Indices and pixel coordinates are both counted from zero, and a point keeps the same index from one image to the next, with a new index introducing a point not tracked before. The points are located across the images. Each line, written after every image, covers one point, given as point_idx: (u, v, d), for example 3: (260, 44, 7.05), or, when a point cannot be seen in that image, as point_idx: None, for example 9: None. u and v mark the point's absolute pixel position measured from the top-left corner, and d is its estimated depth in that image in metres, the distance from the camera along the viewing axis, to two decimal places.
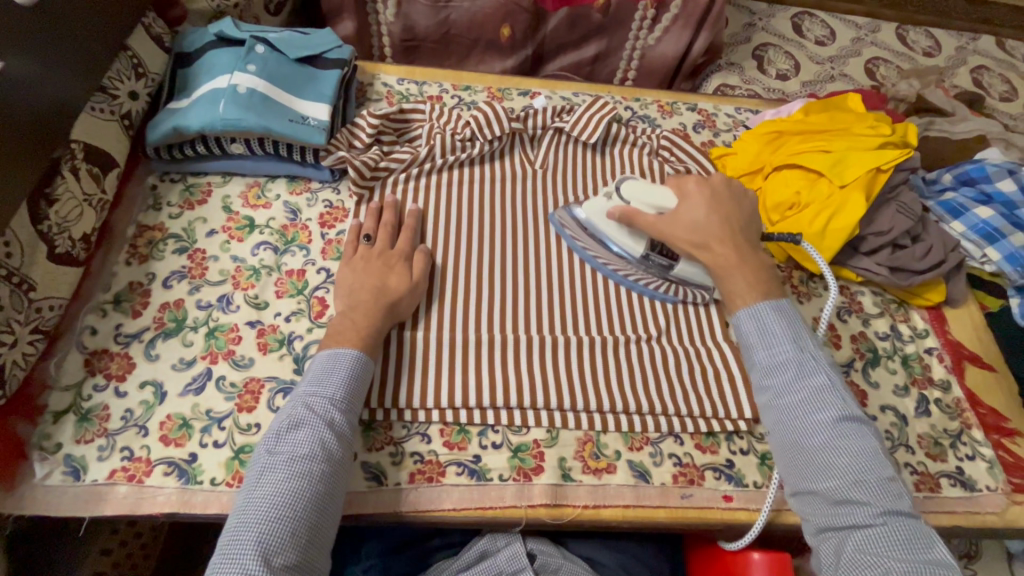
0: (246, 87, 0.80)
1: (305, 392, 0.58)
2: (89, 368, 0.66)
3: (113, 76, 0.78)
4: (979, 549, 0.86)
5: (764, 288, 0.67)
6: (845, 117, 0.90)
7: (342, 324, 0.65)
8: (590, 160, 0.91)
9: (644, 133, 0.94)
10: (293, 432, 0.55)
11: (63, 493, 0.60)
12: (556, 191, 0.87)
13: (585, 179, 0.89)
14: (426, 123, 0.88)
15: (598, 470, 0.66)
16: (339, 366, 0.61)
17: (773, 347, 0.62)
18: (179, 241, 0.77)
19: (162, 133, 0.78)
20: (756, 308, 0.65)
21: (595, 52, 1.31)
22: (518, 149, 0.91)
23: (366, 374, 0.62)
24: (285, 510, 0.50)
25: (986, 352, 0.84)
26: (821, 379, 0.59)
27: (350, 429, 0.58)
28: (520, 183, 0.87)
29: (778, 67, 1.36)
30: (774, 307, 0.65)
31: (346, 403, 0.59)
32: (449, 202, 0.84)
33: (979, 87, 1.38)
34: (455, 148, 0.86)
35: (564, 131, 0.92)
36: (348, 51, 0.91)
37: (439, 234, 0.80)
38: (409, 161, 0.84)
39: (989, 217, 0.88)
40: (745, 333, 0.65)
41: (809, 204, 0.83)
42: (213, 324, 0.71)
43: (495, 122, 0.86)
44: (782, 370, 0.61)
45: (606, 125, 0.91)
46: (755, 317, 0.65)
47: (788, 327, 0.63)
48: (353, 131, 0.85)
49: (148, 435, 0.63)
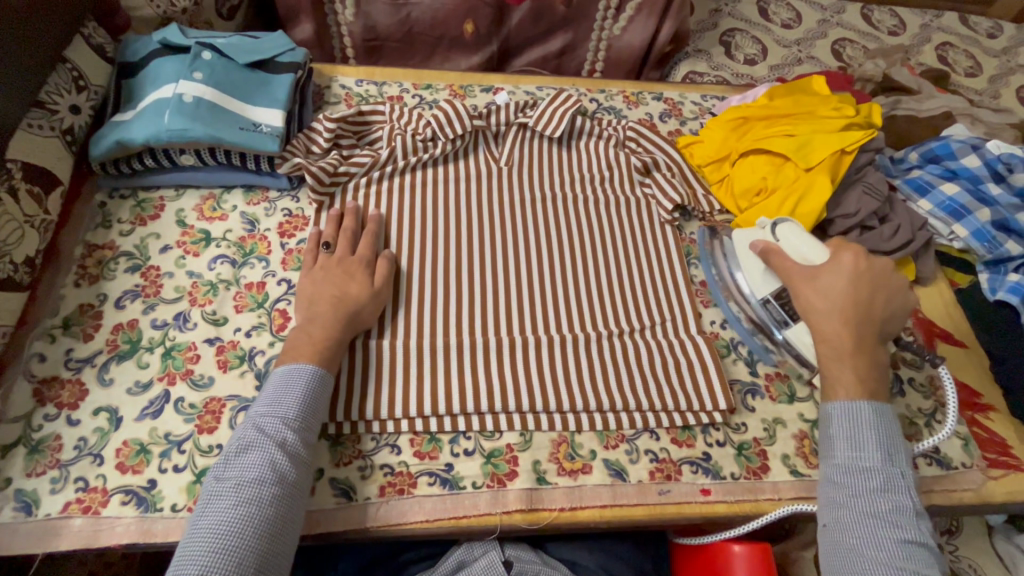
0: (192, 96, 0.77)
1: (259, 412, 0.57)
2: (39, 398, 0.63)
3: (52, 90, 0.74)
4: (959, 525, 0.86)
5: (871, 386, 0.63)
6: (810, 99, 0.90)
7: (301, 338, 0.63)
8: (556, 156, 0.90)
9: (611, 124, 0.93)
10: (242, 456, 0.53)
11: (13, 531, 0.57)
12: (523, 188, 0.85)
13: (552, 174, 0.88)
14: (386, 125, 0.86)
15: (574, 471, 0.65)
16: (296, 381, 0.59)
17: (862, 451, 0.59)
18: (132, 259, 0.74)
19: (106, 148, 0.75)
20: (856, 406, 0.61)
21: (561, 46, 1.30)
22: (482, 148, 0.89)
23: (324, 389, 0.60)
24: (232, 538, 0.48)
25: (957, 329, 0.84)
26: (905, 501, 0.56)
27: (305, 448, 0.56)
28: (484, 179, 0.86)
29: (746, 52, 1.36)
30: (874, 410, 0.61)
31: (301, 421, 0.57)
32: (412, 208, 0.81)
33: (944, 64, 1.39)
34: (419, 150, 0.84)
35: (529, 127, 0.91)
36: (302, 53, 0.89)
37: (402, 238, 0.78)
38: (371, 165, 0.82)
39: (955, 193, 0.88)
40: (833, 428, 0.62)
41: (775, 189, 0.83)
42: (170, 343, 0.68)
43: (457, 120, 0.84)
44: (867, 476, 0.58)
45: (571, 118, 0.90)
46: (851, 415, 0.61)
47: (881, 435, 0.60)
48: (313, 137, 0.83)
49: (104, 464, 0.60)
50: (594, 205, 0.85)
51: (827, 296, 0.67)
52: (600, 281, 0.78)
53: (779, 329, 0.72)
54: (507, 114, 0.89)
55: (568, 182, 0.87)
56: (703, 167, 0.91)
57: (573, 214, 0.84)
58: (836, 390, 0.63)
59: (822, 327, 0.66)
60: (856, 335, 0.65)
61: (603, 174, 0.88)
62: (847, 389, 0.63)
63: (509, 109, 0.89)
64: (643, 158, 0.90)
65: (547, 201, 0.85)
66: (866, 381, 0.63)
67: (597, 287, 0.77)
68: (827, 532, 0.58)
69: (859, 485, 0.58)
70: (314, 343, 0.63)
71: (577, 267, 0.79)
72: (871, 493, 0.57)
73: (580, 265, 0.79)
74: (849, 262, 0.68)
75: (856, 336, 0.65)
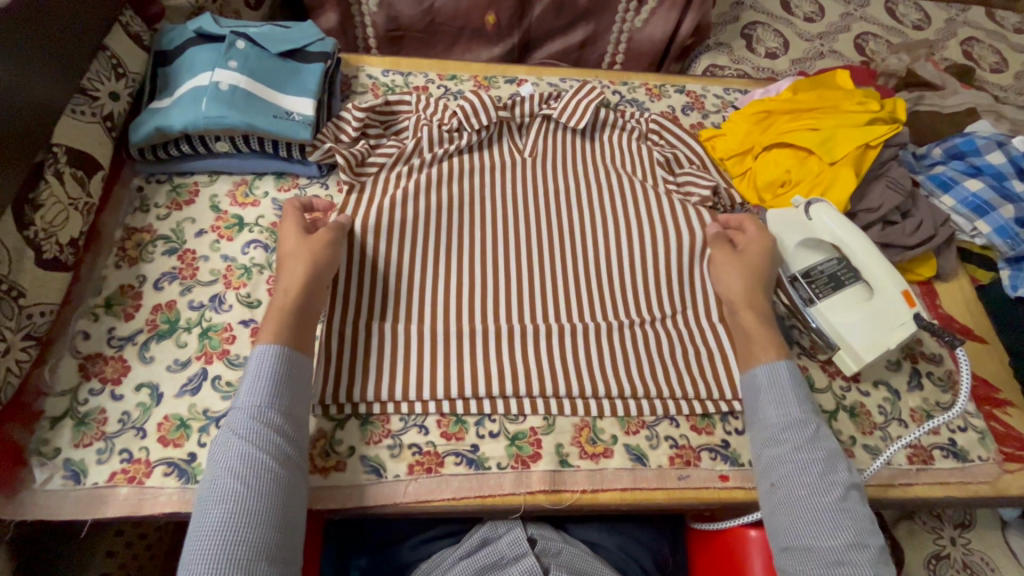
0: (228, 84, 0.79)
1: (235, 408, 0.57)
2: (84, 373, 0.66)
3: (93, 78, 0.77)
4: (973, 518, 0.87)
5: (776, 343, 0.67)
6: (834, 93, 0.90)
7: (281, 312, 0.64)
8: (580, 146, 0.91)
9: (636, 117, 0.94)
10: (216, 457, 0.55)
11: (64, 498, 0.60)
12: (546, 178, 0.87)
13: (575, 163, 0.89)
14: (413, 115, 0.87)
15: (596, 455, 0.67)
16: (266, 371, 0.59)
17: (791, 404, 0.61)
18: (169, 242, 0.77)
19: (145, 134, 0.77)
20: (774, 364, 0.65)
21: (582, 38, 1.30)
22: (506, 140, 0.91)
23: (296, 376, 0.61)
24: (216, 533, 0.50)
25: (977, 325, 0.84)
26: (831, 444, 0.60)
27: (278, 433, 0.56)
28: (508, 171, 0.87)
29: (768, 45, 1.35)
30: (789, 368, 0.65)
31: (264, 409, 0.57)
32: (431, 192, 0.82)
33: (969, 60, 1.38)
34: (442, 137, 0.85)
35: (552, 119, 0.92)
36: (331, 43, 0.90)
37: (415, 228, 0.79)
38: (398, 155, 0.83)
39: (978, 190, 0.88)
40: (761, 394, 0.64)
41: (799, 182, 0.84)
42: (206, 324, 0.71)
43: (481, 112, 0.85)
44: (799, 429, 0.60)
45: (595, 111, 0.91)
46: (771, 376, 0.64)
47: (800, 390, 0.63)
48: (340, 123, 0.84)
49: (146, 437, 0.63)
50: (620, 193, 0.85)
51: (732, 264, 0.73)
52: (621, 269, 0.79)
53: (807, 308, 0.74)
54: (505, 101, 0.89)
55: (594, 171, 0.88)
56: (725, 160, 0.92)
57: (595, 201, 0.85)
58: (765, 354, 0.66)
59: (738, 299, 0.71)
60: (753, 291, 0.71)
61: (628, 164, 0.89)
62: (771, 349, 0.66)
63: (534, 100, 0.90)
64: (667, 148, 0.91)
65: (570, 192, 0.86)
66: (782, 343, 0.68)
67: (618, 277, 0.78)
68: (774, 492, 0.58)
69: (796, 437, 0.59)
70: (282, 309, 0.64)
71: (598, 258, 0.80)
72: (805, 445, 0.59)
73: (599, 256, 0.80)
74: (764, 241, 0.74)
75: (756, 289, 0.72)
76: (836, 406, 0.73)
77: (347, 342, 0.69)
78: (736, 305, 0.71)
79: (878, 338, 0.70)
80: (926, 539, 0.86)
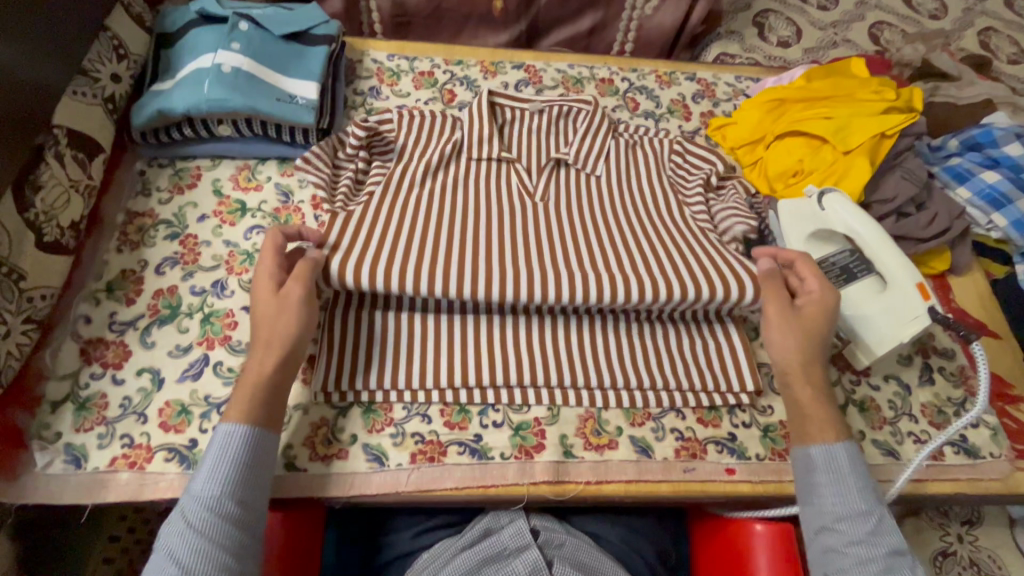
0: (231, 66, 0.78)
1: (190, 493, 0.53)
2: (86, 357, 0.66)
3: (95, 59, 0.76)
4: (980, 516, 0.86)
5: (824, 418, 0.63)
6: (849, 81, 0.88)
7: (253, 391, 0.58)
8: (599, 184, 0.83)
9: (649, 135, 0.90)
10: (168, 542, 0.52)
11: (64, 482, 0.60)
12: (566, 221, 0.76)
13: (596, 203, 0.80)
14: (399, 137, 0.81)
15: (600, 447, 0.66)
16: (229, 455, 0.55)
17: (853, 494, 0.58)
18: (170, 227, 0.76)
19: (147, 116, 0.76)
20: (832, 450, 0.60)
21: (590, 25, 1.28)
22: (514, 180, 0.81)
23: (261, 456, 0.56)
24: None
25: (991, 320, 0.83)
26: (894, 541, 0.57)
27: (235, 524, 0.53)
28: (520, 214, 0.76)
29: (780, 34, 1.32)
30: (849, 452, 0.60)
31: (222, 498, 0.53)
32: (427, 219, 0.73)
33: (986, 50, 1.34)
34: (432, 163, 0.79)
35: (565, 163, 0.85)
36: (336, 26, 0.89)
37: (412, 276, 0.66)
38: (388, 181, 0.76)
39: (995, 181, 0.86)
40: (816, 476, 0.60)
41: (812, 171, 0.83)
42: (208, 309, 0.70)
43: (485, 142, 0.82)
44: (862, 521, 0.57)
45: (600, 139, 0.86)
46: (830, 463, 0.60)
47: (860, 477, 0.59)
48: (334, 144, 0.81)
49: (148, 422, 0.63)
50: (653, 231, 0.76)
51: (789, 330, 0.65)
52: None
53: None
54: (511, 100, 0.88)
55: (617, 211, 0.79)
56: (735, 150, 0.91)
57: (623, 241, 0.74)
58: (826, 434, 0.62)
59: (794, 369, 0.65)
60: (809, 354, 0.65)
61: (658, 203, 0.81)
62: (829, 430, 0.62)
63: (545, 137, 0.86)
64: (693, 180, 0.84)
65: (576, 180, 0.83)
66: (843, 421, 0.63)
67: None
68: None
69: (854, 531, 0.57)
70: (254, 386, 0.58)
71: None
72: (865, 541, 0.56)
73: None
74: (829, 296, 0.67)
75: (812, 355, 0.65)
76: (846, 400, 0.72)
77: (348, 330, 0.68)
78: (788, 374, 0.65)
79: (898, 328, 0.68)
80: (933, 537, 0.85)
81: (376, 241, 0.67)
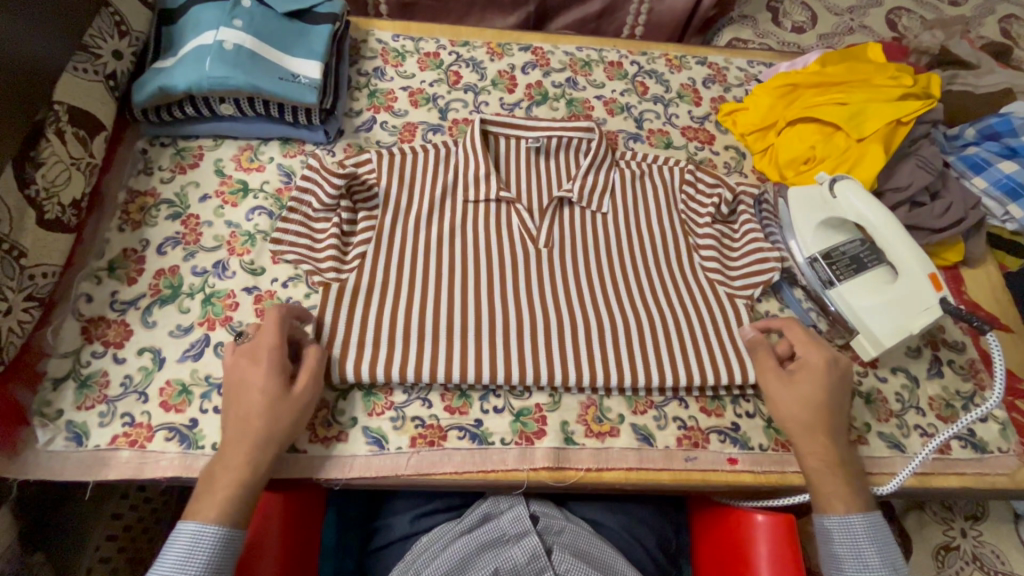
0: (233, 44, 0.77)
1: None
2: (87, 336, 0.66)
3: (96, 34, 0.75)
4: (985, 510, 0.85)
5: (837, 487, 0.61)
6: (865, 66, 0.86)
7: (230, 498, 0.55)
8: (605, 223, 0.78)
9: (658, 161, 0.84)
10: None
11: (66, 459, 0.60)
12: (569, 272, 0.73)
13: (601, 244, 0.77)
14: (380, 179, 0.76)
15: (601, 434, 0.66)
16: (201, 552, 0.53)
17: (871, 561, 0.59)
18: (172, 207, 0.75)
19: (148, 94, 0.75)
20: (848, 521, 0.60)
21: (600, 8, 1.25)
22: (515, 222, 0.77)
23: (230, 558, 0.55)
24: None
25: (1003, 313, 0.81)
26: None
27: None
28: (523, 269, 0.73)
29: (794, 19, 1.29)
30: (866, 520, 0.60)
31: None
32: (425, 276, 0.70)
33: (1008, 38, 1.30)
34: (422, 211, 0.75)
35: (569, 201, 0.79)
36: (339, 4, 0.87)
37: (414, 364, 0.64)
38: (380, 238, 0.73)
39: (1013, 171, 0.84)
40: (836, 545, 0.61)
41: (824, 158, 0.81)
42: (210, 290, 0.70)
43: (482, 181, 0.78)
44: None
45: (604, 172, 0.81)
46: (847, 531, 0.60)
47: (879, 543, 0.60)
48: (312, 190, 0.75)
49: (148, 401, 0.63)
50: (655, 273, 0.74)
51: (793, 404, 0.63)
52: (632, 252, 0.76)
53: (826, 289, 0.72)
54: (503, 127, 0.82)
55: (623, 247, 0.76)
56: (746, 136, 0.89)
57: (623, 281, 0.73)
58: (835, 505, 0.61)
59: (803, 444, 0.63)
60: (819, 427, 0.62)
61: (665, 230, 0.78)
62: (843, 498, 0.61)
63: (545, 175, 0.81)
64: (706, 215, 0.79)
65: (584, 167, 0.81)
66: (858, 487, 0.62)
67: (630, 255, 0.76)
68: None
69: None
70: (231, 492, 0.55)
71: (609, 239, 0.77)
72: None
73: (619, 239, 0.77)
74: (821, 361, 0.64)
75: (818, 425, 0.62)
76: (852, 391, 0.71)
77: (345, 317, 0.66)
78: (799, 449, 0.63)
79: (906, 322, 0.67)
80: (937, 531, 0.84)
81: (373, 328, 0.65)
